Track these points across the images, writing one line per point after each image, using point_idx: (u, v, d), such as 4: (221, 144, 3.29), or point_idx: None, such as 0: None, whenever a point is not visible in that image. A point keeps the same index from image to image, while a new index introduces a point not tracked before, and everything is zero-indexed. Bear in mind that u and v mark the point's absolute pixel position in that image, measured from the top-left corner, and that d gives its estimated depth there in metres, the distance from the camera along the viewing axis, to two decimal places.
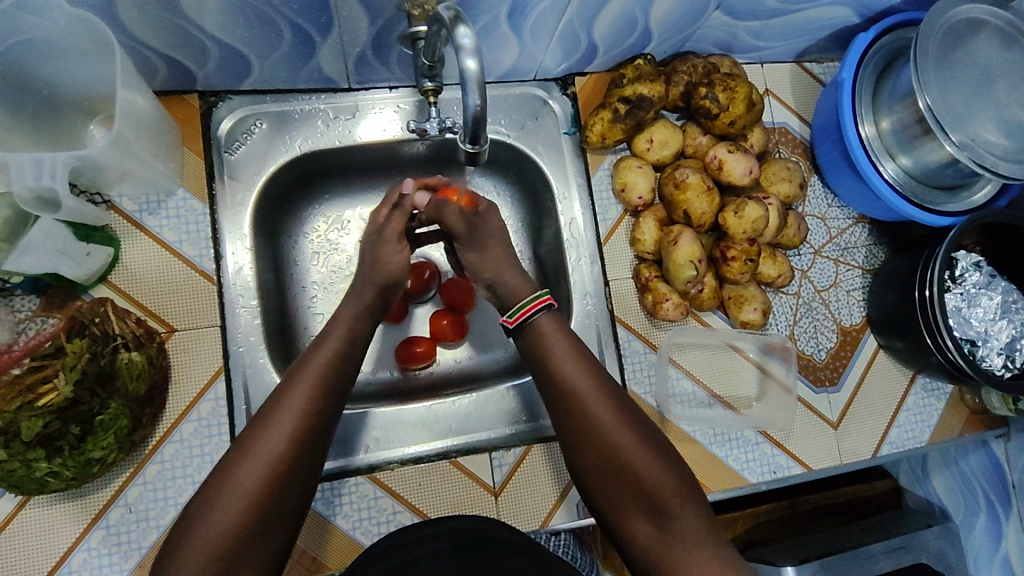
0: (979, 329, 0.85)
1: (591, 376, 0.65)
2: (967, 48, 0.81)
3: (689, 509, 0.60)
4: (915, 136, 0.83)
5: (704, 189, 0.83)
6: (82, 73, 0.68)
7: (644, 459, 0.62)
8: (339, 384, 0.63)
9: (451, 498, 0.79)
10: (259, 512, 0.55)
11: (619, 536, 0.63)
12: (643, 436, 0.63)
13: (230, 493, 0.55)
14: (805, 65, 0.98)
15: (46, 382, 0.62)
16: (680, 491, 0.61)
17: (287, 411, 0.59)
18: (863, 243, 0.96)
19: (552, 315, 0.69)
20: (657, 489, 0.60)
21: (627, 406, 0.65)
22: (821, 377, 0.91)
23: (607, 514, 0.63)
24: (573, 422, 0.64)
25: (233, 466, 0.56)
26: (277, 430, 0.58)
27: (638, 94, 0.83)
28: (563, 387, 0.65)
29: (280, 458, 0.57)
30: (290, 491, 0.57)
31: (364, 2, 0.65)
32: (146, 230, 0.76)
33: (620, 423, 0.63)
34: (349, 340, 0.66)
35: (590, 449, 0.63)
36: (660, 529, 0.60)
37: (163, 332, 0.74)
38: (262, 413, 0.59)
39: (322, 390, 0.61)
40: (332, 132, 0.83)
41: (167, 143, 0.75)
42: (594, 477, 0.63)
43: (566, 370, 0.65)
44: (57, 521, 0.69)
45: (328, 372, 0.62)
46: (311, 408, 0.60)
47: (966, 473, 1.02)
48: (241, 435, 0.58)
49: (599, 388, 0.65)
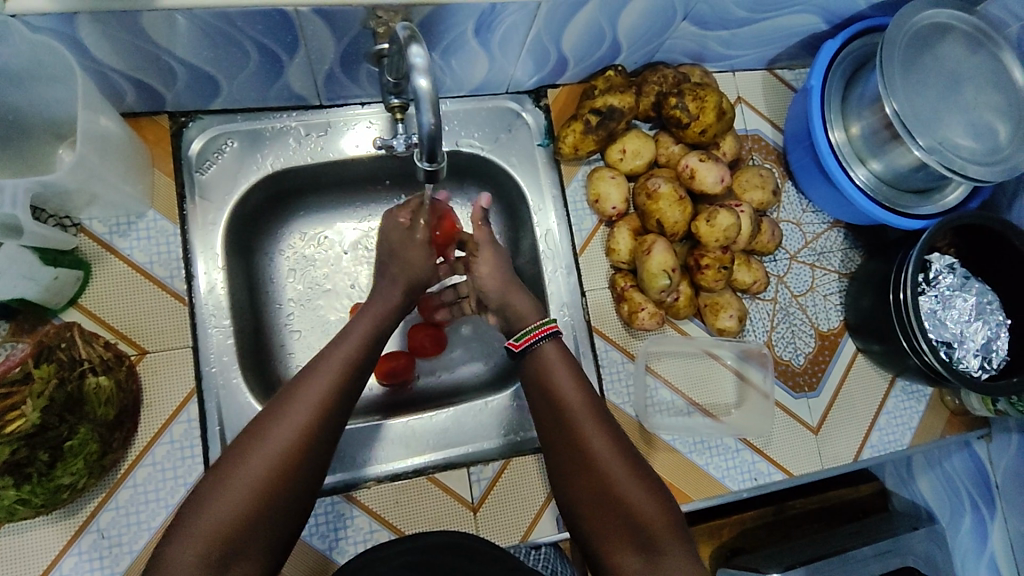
0: (955, 332, 0.85)
1: (587, 399, 0.66)
2: (933, 54, 0.82)
3: (677, 543, 0.59)
4: (884, 141, 0.83)
5: (676, 198, 0.83)
6: (48, 99, 0.68)
7: (634, 486, 0.62)
8: (344, 409, 0.62)
9: (428, 514, 0.78)
10: (238, 534, 0.54)
11: (602, 567, 0.61)
12: (635, 465, 0.63)
13: (213, 511, 0.54)
14: (777, 72, 0.98)
15: (14, 409, 0.61)
16: (668, 525, 0.60)
17: (294, 424, 0.58)
18: (839, 247, 0.96)
19: (556, 342, 0.71)
20: (645, 518, 0.60)
21: (622, 435, 0.65)
22: (799, 382, 0.91)
23: (592, 541, 0.62)
24: (568, 443, 0.65)
25: (222, 483, 0.55)
26: (283, 440, 0.57)
27: (609, 105, 0.83)
28: (563, 407, 0.66)
29: (273, 481, 0.56)
30: (272, 514, 0.56)
31: (330, 21, 0.65)
32: (116, 253, 0.76)
33: (613, 447, 0.64)
34: (357, 362, 0.65)
35: (579, 469, 0.63)
36: (645, 560, 0.58)
37: (133, 356, 0.74)
38: (258, 432, 0.58)
39: (331, 405, 0.61)
40: (303, 149, 0.83)
41: (136, 164, 0.75)
42: (583, 500, 0.63)
43: (562, 392, 0.67)
44: (27, 549, 0.68)
45: (334, 396, 0.61)
46: (310, 435, 0.58)
47: (950, 474, 1.01)
48: (234, 454, 0.57)
49: (594, 412, 0.66)
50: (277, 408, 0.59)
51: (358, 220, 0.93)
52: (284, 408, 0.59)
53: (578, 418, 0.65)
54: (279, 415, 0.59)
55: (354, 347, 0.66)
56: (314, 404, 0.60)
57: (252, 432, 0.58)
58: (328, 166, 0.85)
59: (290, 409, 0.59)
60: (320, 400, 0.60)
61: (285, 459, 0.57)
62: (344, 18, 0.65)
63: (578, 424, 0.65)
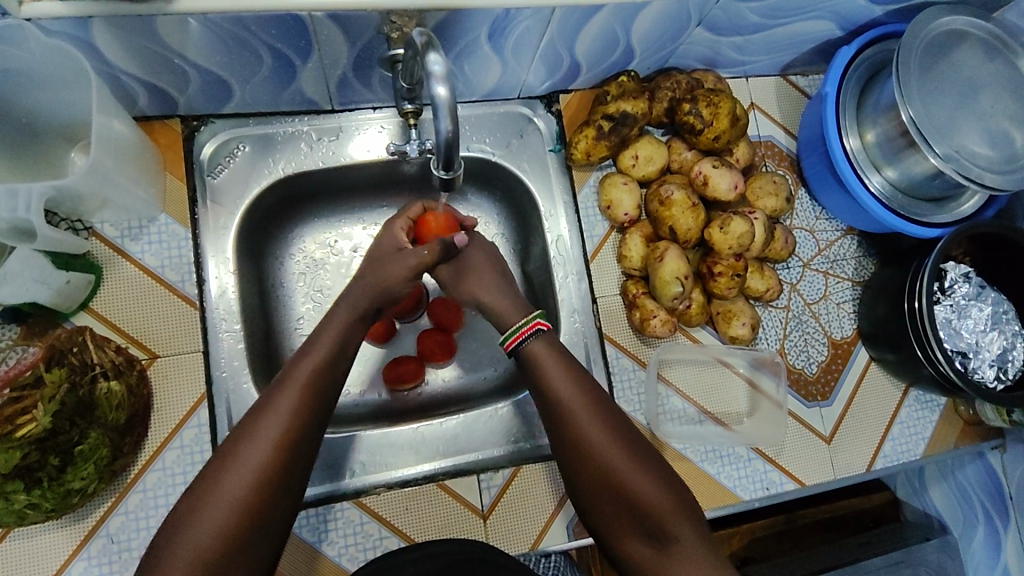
0: (970, 341, 0.84)
1: (580, 393, 0.65)
2: (950, 59, 0.81)
3: (684, 527, 0.60)
4: (899, 148, 0.83)
5: (689, 205, 0.82)
6: (64, 103, 0.68)
7: (637, 474, 0.61)
8: (332, 398, 0.63)
9: (439, 521, 0.78)
10: (247, 531, 0.55)
11: (613, 550, 0.63)
12: (636, 450, 0.63)
13: (205, 524, 0.54)
14: (791, 78, 0.98)
15: (25, 414, 0.60)
16: (675, 510, 0.60)
17: (272, 431, 0.58)
18: (852, 254, 0.95)
19: (544, 339, 0.68)
20: (650, 507, 0.60)
21: (616, 418, 0.64)
22: (812, 392, 0.90)
23: (599, 524, 0.63)
24: (561, 430, 0.64)
25: (222, 479, 0.55)
26: (263, 446, 0.57)
27: (621, 110, 0.82)
28: (552, 400, 0.65)
29: (261, 487, 0.56)
30: (278, 511, 0.57)
31: (344, 27, 0.65)
32: (127, 256, 0.76)
33: (611, 442, 0.62)
34: (340, 351, 0.65)
35: (581, 464, 0.63)
36: (654, 546, 0.60)
37: (144, 359, 0.74)
38: (248, 430, 0.58)
39: (304, 408, 0.60)
40: (315, 154, 0.83)
41: (148, 168, 0.75)
42: (585, 483, 0.63)
43: (550, 375, 0.65)
44: (35, 554, 0.68)
45: (311, 393, 0.61)
46: (294, 436, 0.58)
47: (964, 485, 0.99)
48: (217, 462, 0.57)
49: (587, 396, 0.64)
50: (256, 414, 0.59)
51: (368, 224, 0.93)
52: (263, 416, 0.58)
53: (569, 409, 0.64)
54: (260, 418, 0.58)
55: (331, 346, 0.65)
56: (290, 411, 0.59)
57: (240, 430, 0.58)
58: (339, 170, 0.85)
59: (267, 418, 0.58)
60: (302, 399, 0.60)
61: (267, 466, 0.56)
62: (358, 23, 0.65)
63: (569, 408, 0.64)
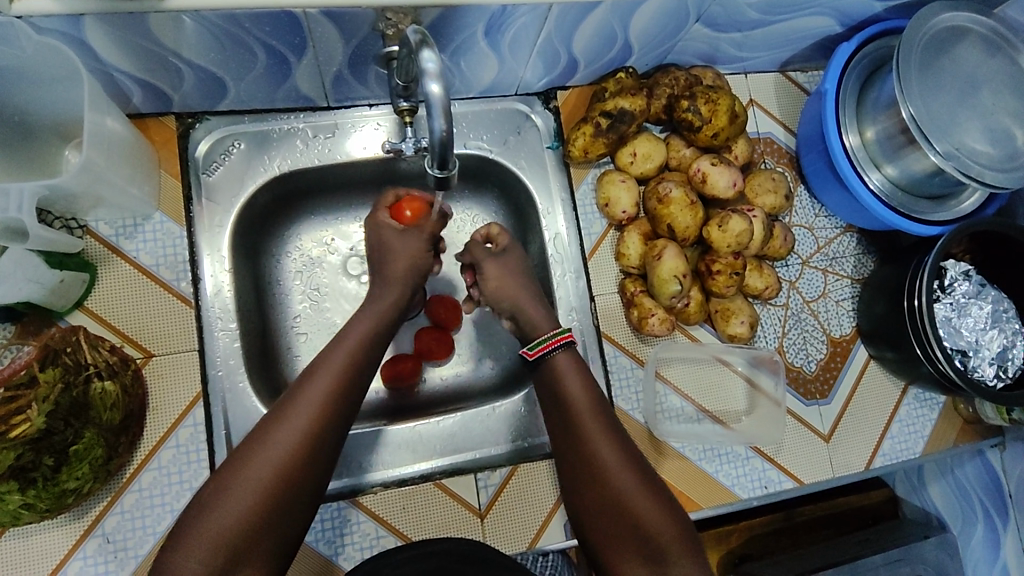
0: (970, 340, 0.84)
1: (597, 411, 0.66)
2: (950, 56, 0.81)
3: (685, 558, 0.58)
4: (899, 145, 0.82)
5: (688, 203, 0.81)
6: (56, 99, 0.68)
7: (643, 497, 0.60)
8: (352, 412, 0.61)
9: (436, 520, 0.78)
10: (254, 535, 0.54)
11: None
12: (646, 474, 0.62)
13: (215, 524, 0.53)
14: (790, 74, 0.97)
15: (19, 414, 0.60)
16: (678, 539, 0.59)
17: (289, 436, 0.56)
18: (851, 252, 0.95)
19: (569, 351, 0.71)
20: (653, 531, 0.59)
21: (630, 443, 0.64)
22: (811, 390, 0.89)
23: (600, 543, 0.62)
24: (574, 445, 0.65)
25: (227, 486, 0.54)
26: (278, 450, 0.56)
27: (620, 107, 0.81)
28: (569, 416, 0.66)
29: (271, 493, 0.55)
30: (285, 521, 0.56)
31: (339, 24, 0.65)
32: (122, 254, 0.75)
33: (623, 462, 0.62)
34: (363, 353, 0.64)
35: (591, 480, 0.63)
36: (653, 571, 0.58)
37: (140, 358, 0.74)
38: (267, 431, 0.57)
39: (323, 415, 0.58)
40: (311, 151, 0.83)
41: (142, 166, 0.74)
42: (593, 500, 0.62)
43: (568, 387, 0.67)
44: (31, 553, 0.68)
45: (331, 400, 0.59)
46: (309, 445, 0.57)
47: (962, 482, 0.99)
48: (234, 460, 0.56)
49: (602, 416, 0.65)
50: (276, 416, 0.58)
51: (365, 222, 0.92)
52: (281, 419, 0.58)
53: (584, 425, 0.65)
54: (279, 421, 0.57)
55: (354, 348, 0.64)
56: (308, 418, 0.58)
57: (259, 430, 0.57)
58: (335, 168, 0.84)
59: (285, 422, 0.57)
60: (321, 406, 0.59)
61: (280, 471, 0.55)
62: (353, 20, 0.64)
63: (583, 422, 0.65)
